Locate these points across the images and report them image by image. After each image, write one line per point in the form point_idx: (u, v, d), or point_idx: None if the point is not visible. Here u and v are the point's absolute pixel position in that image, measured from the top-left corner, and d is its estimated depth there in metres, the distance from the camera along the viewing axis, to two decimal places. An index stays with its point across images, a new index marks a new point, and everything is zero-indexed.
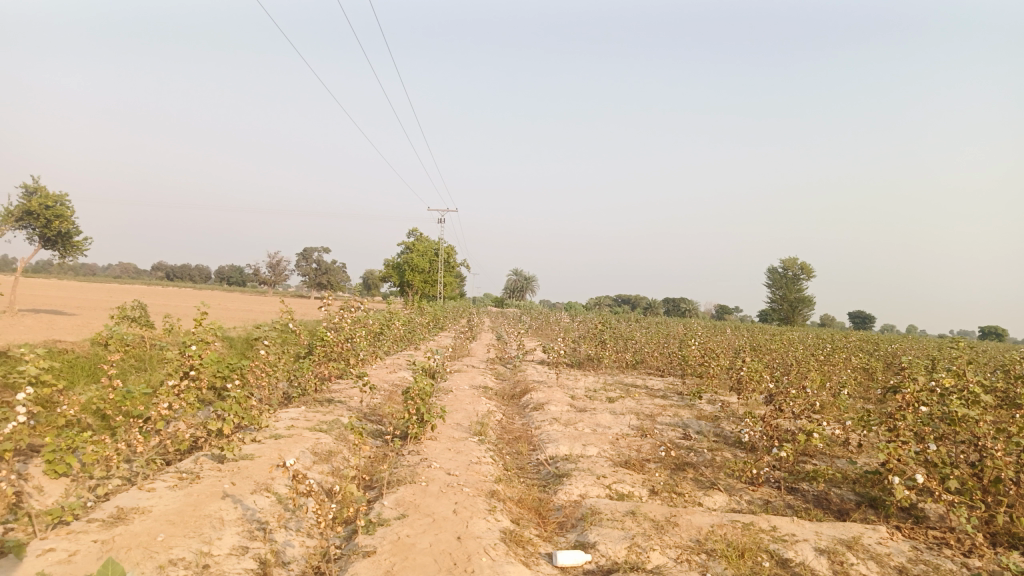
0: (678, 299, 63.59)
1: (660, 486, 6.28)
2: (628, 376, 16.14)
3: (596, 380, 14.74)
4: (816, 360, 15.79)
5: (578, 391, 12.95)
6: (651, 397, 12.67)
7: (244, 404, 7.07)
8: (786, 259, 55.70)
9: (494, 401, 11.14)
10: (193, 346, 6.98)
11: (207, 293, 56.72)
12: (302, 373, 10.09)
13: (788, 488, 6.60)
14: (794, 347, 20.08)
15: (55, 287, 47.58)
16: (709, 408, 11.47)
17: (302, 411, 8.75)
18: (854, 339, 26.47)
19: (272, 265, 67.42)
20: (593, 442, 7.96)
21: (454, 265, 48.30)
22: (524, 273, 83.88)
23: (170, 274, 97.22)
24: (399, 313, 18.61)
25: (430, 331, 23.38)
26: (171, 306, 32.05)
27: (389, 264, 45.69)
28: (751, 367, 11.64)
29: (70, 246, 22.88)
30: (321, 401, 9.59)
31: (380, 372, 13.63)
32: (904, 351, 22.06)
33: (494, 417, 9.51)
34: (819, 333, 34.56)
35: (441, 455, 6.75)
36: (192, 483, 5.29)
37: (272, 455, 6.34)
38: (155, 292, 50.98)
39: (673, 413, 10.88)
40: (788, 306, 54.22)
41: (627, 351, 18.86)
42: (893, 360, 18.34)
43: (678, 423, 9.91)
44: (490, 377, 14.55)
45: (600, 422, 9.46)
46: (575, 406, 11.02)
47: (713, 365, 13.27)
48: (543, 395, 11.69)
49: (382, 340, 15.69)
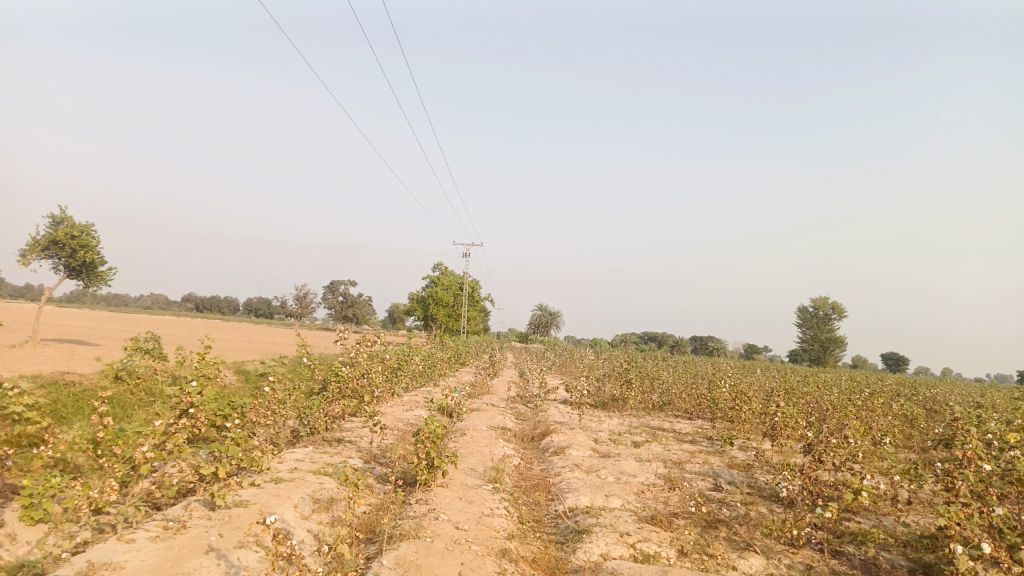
0: (705, 338, 62.50)
1: (690, 547, 5.69)
2: (654, 418, 15.48)
3: (620, 422, 14.13)
4: (853, 405, 15.02)
5: (601, 434, 12.36)
6: (678, 443, 12.03)
7: (244, 445, 6.65)
8: (816, 298, 54.53)
9: (512, 443, 10.61)
10: (192, 383, 6.61)
11: (232, 324, 57.06)
12: (312, 411, 9.67)
13: (833, 551, 5.95)
14: (828, 391, 19.25)
15: (84, 316, 48.16)
16: (740, 456, 10.82)
17: (308, 452, 8.31)
18: (889, 383, 25.46)
19: (298, 297, 67.75)
20: (616, 493, 7.40)
21: (477, 299, 47.97)
22: (549, 308, 83.32)
23: (198, 305, 98.30)
24: (419, 348, 18.21)
25: (451, 367, 22.93)
26: (194, 337, 32.07)
27: (412, 298, 45.51)
28: (785, 413, 10.98)
29: (94, 276, 22.96)
30: (330, 442, 9.15)
31: (396, 410, 13.18)
32: (944, 397, 21.07)
33: (511, 462, 8.98)
34: (851, 375, 33.48)
35: (451, 506, 6.24)
36: (176, 534, 4.86)
37: (268, 502, 5.89)
38: (181, 322, 51.35)
39: (702, 461, 10.24)
40: (818, 346, 52.91)
41: (653, 392, 18.21)
42: (934, 406, 17.46)
43: (708, 472, 9.28)
44: (510, 417, 14.01)
45: (624, 470, 8.88)
46: (598, 450, 10.44)
47: (744, 409, 12.61)
48: (564, 438, 11.13)
49: (399, 376, 15.26)
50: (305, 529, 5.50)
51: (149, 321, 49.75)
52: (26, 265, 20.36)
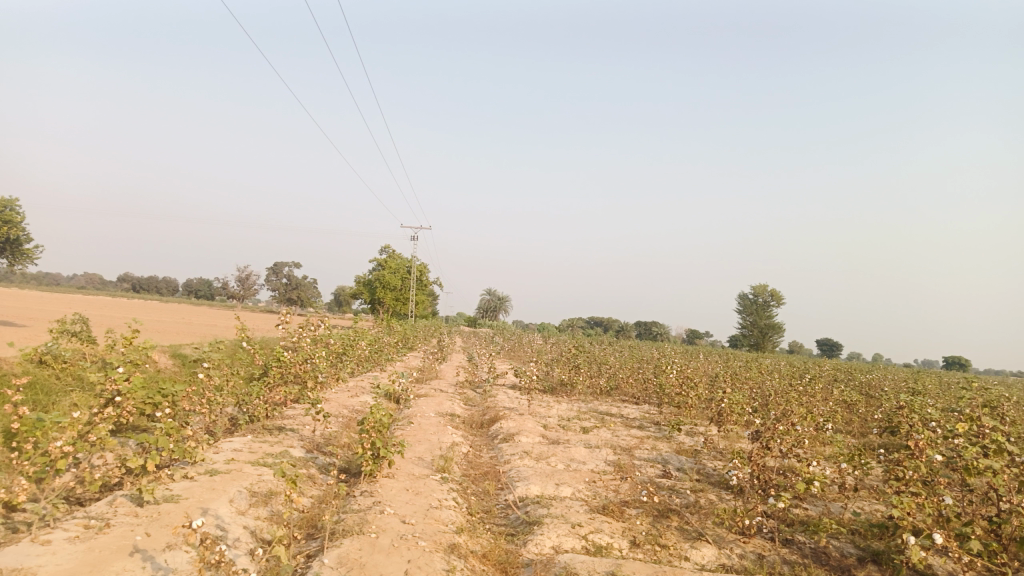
0: (650, 323, 63.41)
1: (642, 537, 5.59)
2: (602, 404, 15.50)
3: (569, 408, 14.08)
4: (795, 391, 15.31)
5: (550, 419, 12.27)
6: (627, 428, 12.02)
7: (175, 435, 6.27)
8: (758, 285, 55.81)
9: (461, 430, 10.41)
10: (118, 370, 6.19)
11: (171, 305, 55.24)
12: (251, 398, 9.27)
13: (783, 539, 5.93)
14: (771, 376, 19.65)
15: (11, 296, 45.90)
16: (688, 441, 10.86)
17: (247, 441, 7.94)
18: (827, 368, 26.19)
19: (240, 279, 65.96)
20: (566, 482, 7.28)
21: (426, 283, 47.47)
22: (497, 292, 83.21)
23: (134, 286, 94.87)
24: (365, 333, 17.81)
25: (398, 351, 22.57)
26: (129, 319, 30.84)
27: (359, 281, 44.72)
28: (732, 399, 11.07)
29: (19, 254, 21.76)
30: (271, 430, 8.78)
31: (341, 396, 12.82)
32: (878, 382, 21.75)
33: (460, 450, 8.78)
34: (790, 360, 34.37)
35: (397, 498, 6.00)
36: (98, 534, 4.50)
37: (202, 496, 5.55)
38: (116, 303, 49.42)
39: (651, 447, 10.23)
40: (758, 332, 54.24)
41: (601, 377, 18.24)
42: (870, 391, 17.98)
43: (657, 458, 9.26)
44: (458, 402, 13.80)
45: (574, 457, 8.78)
46: (548, 437, 10.33)
47: (691, 395, 12.68)
48: (513, 425, 10.99)
49: (345, 361, 14.87)
50: (241, 525, 5.18)
51: (81, 302, 47.72)
52: None
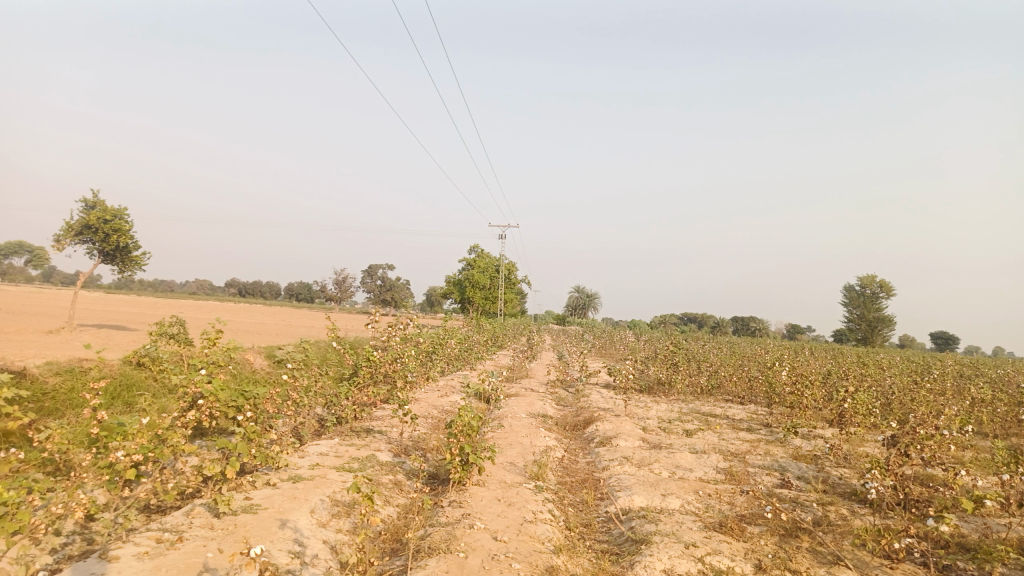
0: (747, 318, 60.90)
1: (769, 561, 4.83)
2: (704, 404, 14.55)
3: (669, 408, 13.25)
4: (922, 390, 13.88)
5: (649, 421, 11.51)
6: (734, 431, 11.10)
7: (258, 440, 5.98)
8: (864, 276, 52.51)
9: (554, 432, 9.84)
10: (200, 372, 5.95)
11: (271, 308, 57.45)
12: (340, 398, 9.02)
13: (940, 566, 5.00)
14: (890, 373, 18.06)
15: (130, 302, 48.87)
16: (805, 446, 9.87)
17: (334, 444, 7.65)
18: (951, 363, 23.99)
19: (336, 282, 67.89)
20: (674, 493, 6.57)
21: (515, 282, 47.22)
22: (587, 289, 82.18)
23: (240, 290, 99.63)
24: (455, 332, 17.53)
25: (489, 350, 22.27)
26: (233, 323, 32.01)
27: (449, 281, 44.96)
28: (855, 399, 9.98)
29: (128, 261, 22.82)
30: (358, 432, 8.48)
31: (432, 397, 12.50)
32: (1014, 378, 19.65)
33: (554, 454, 8.20)
34: (905, 355, 31.89)
35: (488, 511, 5.48)
36: (168, 549, 4.18)
37: (282, 506, 5.21)
38: (221, 307, 51.77)
39: (765, 452, 9.31)
40: (866, 325, 51.01)
41: (701, 375, 17.25)
42: (1007, 389, 16.16)
43: (773, 466, 8.38)
44: (550, 403, 13.24)
45: (680, 464, 8.03)
46: (649, 440, 9.59)
47: (805, 394, 11.62)
48: (610, 427, 10.32)
49: (434, 360, 14.60)
50: (321, 540, 4.79)
51: (191, 306, 50.24)
52: (60, 250, 20.20)
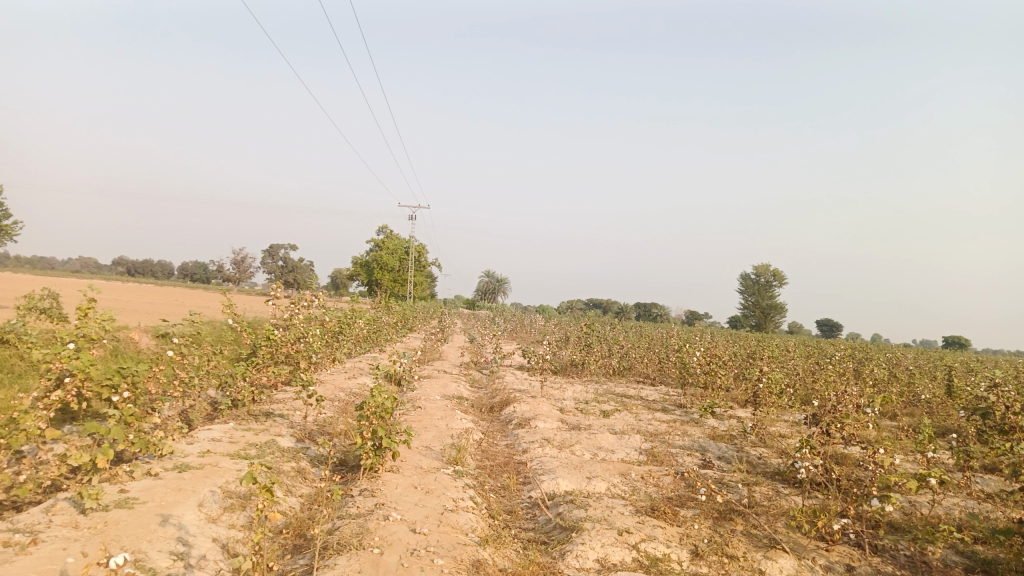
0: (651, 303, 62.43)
1: (705, 546, 4.56)
2: (617, 385, 14.49)
3: (584, 389, 13.07)
4: (824, 372, 14.31)
5: (566, 402, 11.26)
6: (650, 411, 11.01)
7: (138, 424, 5.23)
8: (759, 265, 54.77)
9: (470, 415, 9.40)
10: (69, 346, 5.14)
11: (163, 288, 54.21)
12: (236, 378, 8.24)
13: (872, 547, 4.89)
14: (790, 355, 18.67)
15: (3, 279, 44.84)
16: (721, 426, 9.85)
17: (228, 430, 6.90)
18: (841, 347, 25.22)
19: (236, 262, 64.80)
20: (600, 475, 6.27)
21: (424, 264, 46.39)
22: (496, 273, 82.05)
23: (130, 269, 93.73)
24: (364, 312, 16.77)
25: (398, 332, 21.58)
26: (121, 305, 29.82)
27: (357, 261, 43.64)
28: (769, 379, 10.04)
29: None
30: (257, 417, 7.74)
31: (338, 379, 11.79)
32: (899, 361, 20.77)
33: (471, 437, 7.76)
34: (797, 340, 33.37)
35: (404, 500, 4.97)
36: (16, 555, 3.45)
37: (164, 500, 4.51)
38: (106, 286, 48.38)
39: (684, 433, 9.19)
40: (760, 312, 53.31)
41: (613, 356, 17.24)
42: (896, 370, 16.99)
43: (693, 446, 8.25)
44: (464, 384, 12.79)
45: (602, 446, 7.76)
46: (568, 422, 9.30)
47: (718, 375, 11.66)
48: (527, 408, 9.98)
49: (341, 341, 13.84)
50: (210, 538, 4.15)
51: (75, 285, 46.73)
52: None
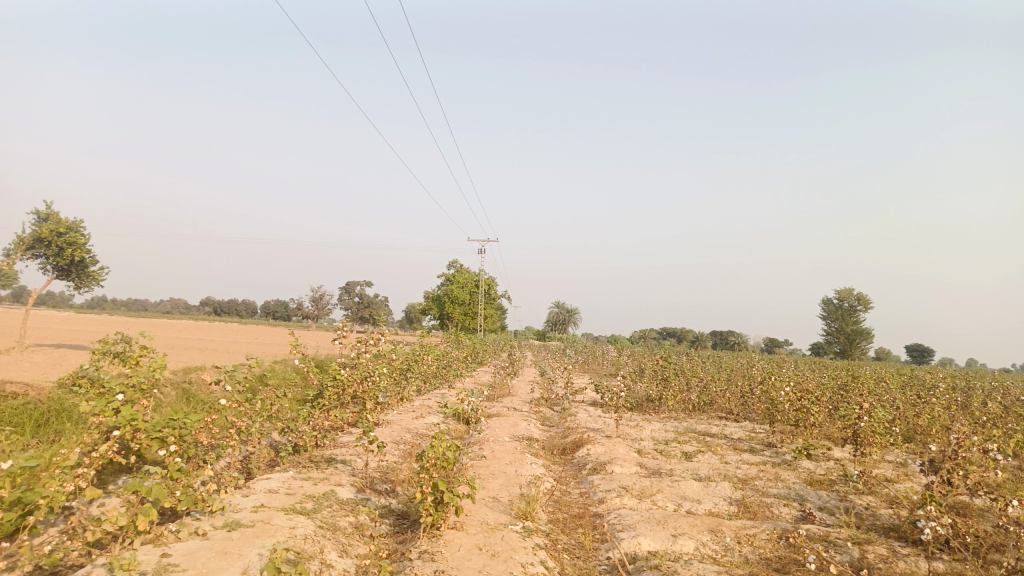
0: (728, 331, 60.41)
1: None
2: (697, 422, 13.64)
3: (662, 427, 12.31)
4: (929, 407, 13.07)
5: (644, 442, 10.56)
6: (736, 452, 10.18)
7: (185, 479, 4.94)
8: (842, 289, 52.26)
9: (542, 458, 8.84)
10: (117, 399, 4.95)
11: (243, 326, 55.94)
12: (298, 422, 7.97)
13: None
14: (885, 386, 17.31)
15: (98, 321, 47.19)
16: (818, 469, 8.96)
17: (287, 479, 6.57)
18: (940, 376, 23.41)
19: (313, 299, 66.44)
20: (686, 533, 5.62)
21: (494, 297, 46.25)
22: (567, 304, 81.37)
23: (215, 309, 97.56)
24: (432, 347, 16.49)
25: (468, 367, 21.27)
26: (203, 343, 30.70)
27: (428, 296, 43.86)
28: (871, 418, 9.10)
29: (86, 276, 21.54)
30: (318, 463, 7.41)
31: (406, 418, 11.45)
32: (1009, 391, 19.01)
33: (543, 485, 7.20)
34: (888, 367, 31.39)
35: (468, 566, 4.46)
36: None
37: (206, 566, 4.15)
38: (190, 326, 50.26)
39: (777, 478, 8.36)
40: (845, 339, 50.74)
41: (692, 390, 16.36)
42: (1010, 402, 15.45)
43: (789, 494, 7.45)
44: (535, 423, 12.24)
45: (686, 495, 7.07)
46: (647, 466, 8.61)
47: (811, 411, 10.72)
48: (602, 450, 9.35)
49: (409, 379, 13.56)
50: None
51: (163, 325, 48.71)
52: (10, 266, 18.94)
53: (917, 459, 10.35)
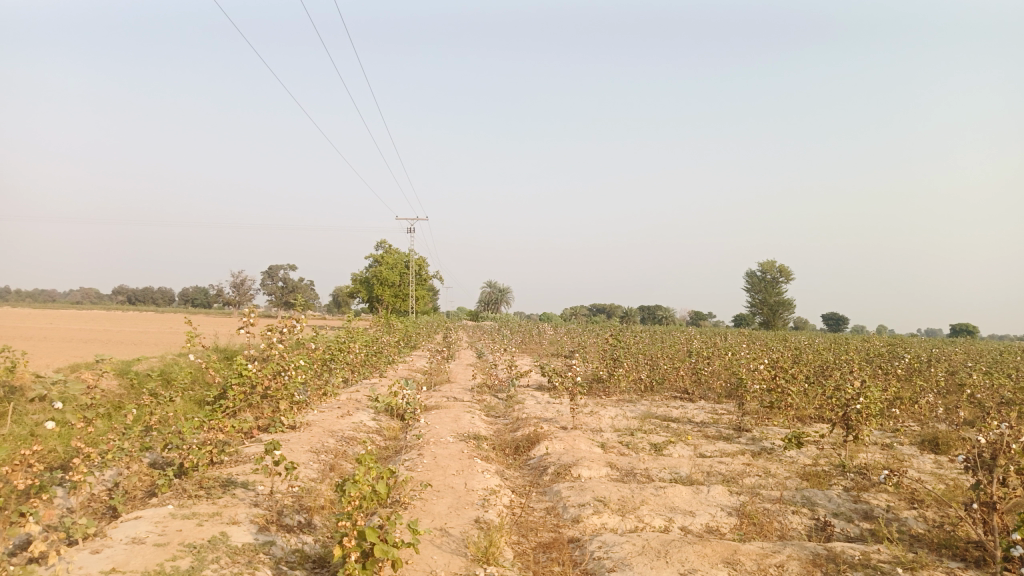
0: (659, 305, 60.46)
1: None
2: (655, 405, 12.53)
3: (621, 414, 11.12)
4: (893, 381, 12.35)
5: (605, 433, 9.32)
6: (710, 441, 9.06)
7: None
8: (765, 261, 52.82)
9: (494, 462, 7.44)
10: None
11: (155, 315, 52.38)
12: (183, 436, 6.31)
13: None
14: (837, 357, 16.67)
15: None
16: (806, 459, 7.89)
17: (163, 520, 4.90)
18: (875, 344, 23.19)
19: (235, 284, 62.89)
20: (698, 569, 4.30)
21: (425, 277, 44.43)
22: (497, 284, 80.18)
23: (128, 297, 91.83)
24: (360, 332, 14.79)
25: (400, 352, 19.71)
26: (106, 335, 27.92)
27: (355, 278, 41.64)
28: (865, 398, 8.08)
29: None
30: (213, 489, 5.76)
31: (329, 418, 9.81)
32: (949, 358, 18.77)
33: (501, 504, 5.79)
34: (815, 336, 31.43)
35: None
36: None
37: None
38: (94, 316, 46.52)
39: (767, 474, 7.21)
40: (769, 310, 51.33)
41: (642, 369, 15.30)
42: (963, 369, 14.96)
43: (794, 496, 6.27)
44: (479, 415, 10.85)
45: (676, 506, 5.77)
46: (618, 465, 7.33)
47: (787, 392, 9.69)
48: (562, 447, 8.03)
49: (334, 370, 11.92)
50: None
51: (65, 317, 44.88)
52: None
53: (900, 439, 9.45)
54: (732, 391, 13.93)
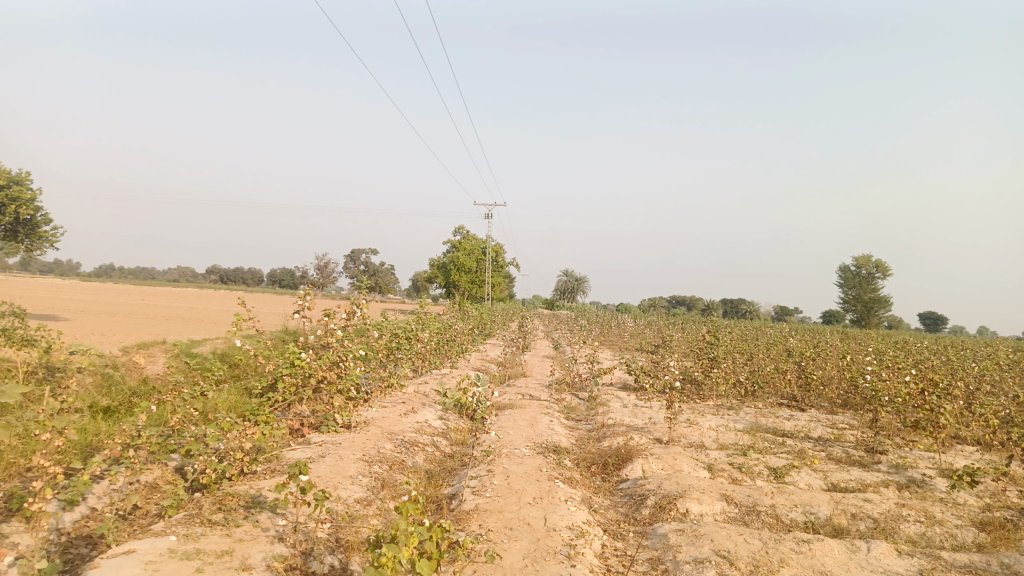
0: (743, 299, 57.43)
1: None
2: (759, 414, 10.87)
3: (724, 425, 9.54)
4: None
5: (711, 451, 7.80)
6: (842, 467, 7.41)
7: None
8: (862, 256, 49.21)
9: (581, 487, 6.09)
10: None
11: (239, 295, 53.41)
12: (206, 441, 5.29)
13: None
14: (968, 363, 14.42)
15: (87, 289, 44.86)
16: (978, 502, 6.16)
17: (156, 560, 3.80)
18: (999, 348, 20.48)
19: (318, 267, 63.54)
20: None
21: (502, 264, 43.28)
22: (574, 273, 78.48)
23: (219, 277, 95.23)
24: (432, 319, 13.68)
25: (473, 341, 18.58)
26: (187, 314, 28.02)
27: (432, 263, 40.90)
28: None
29: (38, 237, 18.91)
30: (234, 512, 4.65)
31: (390, 416, 8.68)
32: None
33: (591, 553, 4.44)
34: (920, 337, 28.54)
35: None
36: None
37: None
38: (183, 294, 47.74)
39: (933, 522, 5.57)
40: (864, 307, 47.79)
41: (742, 371, 13.57)
42: None
43: (988, 561, 4.63)
44: (559, 419, 9.50)
45: (828, 572, 4.28)
46: (736, 497, 5.85)
47: (937, 411, 7.90)
48: (662, 470, 6.60)
49: (400, 360, 10.82)
50: None
51: (156, 294, 46.17)
52: None
53: None
54: (848, 400, 12.08)
